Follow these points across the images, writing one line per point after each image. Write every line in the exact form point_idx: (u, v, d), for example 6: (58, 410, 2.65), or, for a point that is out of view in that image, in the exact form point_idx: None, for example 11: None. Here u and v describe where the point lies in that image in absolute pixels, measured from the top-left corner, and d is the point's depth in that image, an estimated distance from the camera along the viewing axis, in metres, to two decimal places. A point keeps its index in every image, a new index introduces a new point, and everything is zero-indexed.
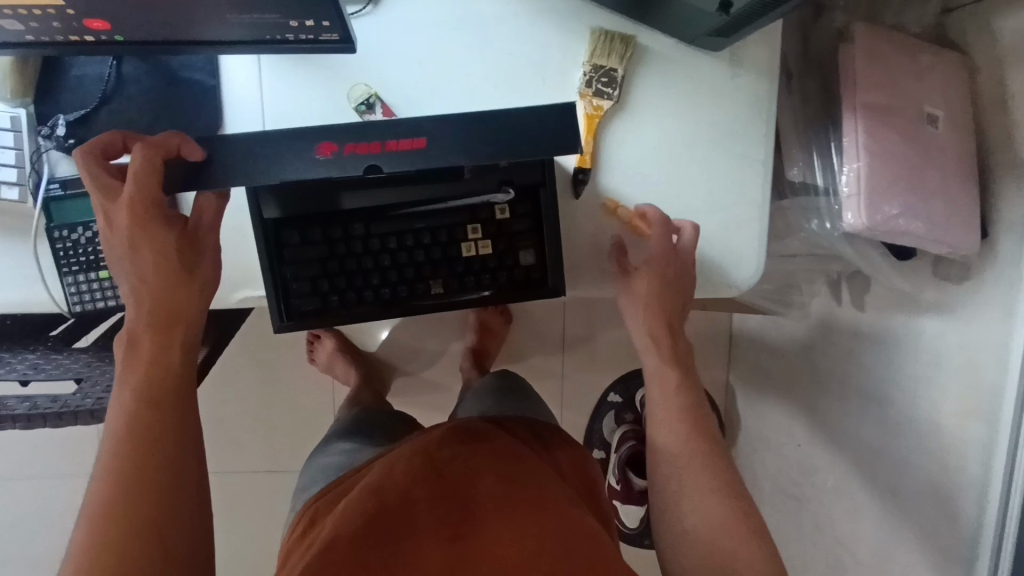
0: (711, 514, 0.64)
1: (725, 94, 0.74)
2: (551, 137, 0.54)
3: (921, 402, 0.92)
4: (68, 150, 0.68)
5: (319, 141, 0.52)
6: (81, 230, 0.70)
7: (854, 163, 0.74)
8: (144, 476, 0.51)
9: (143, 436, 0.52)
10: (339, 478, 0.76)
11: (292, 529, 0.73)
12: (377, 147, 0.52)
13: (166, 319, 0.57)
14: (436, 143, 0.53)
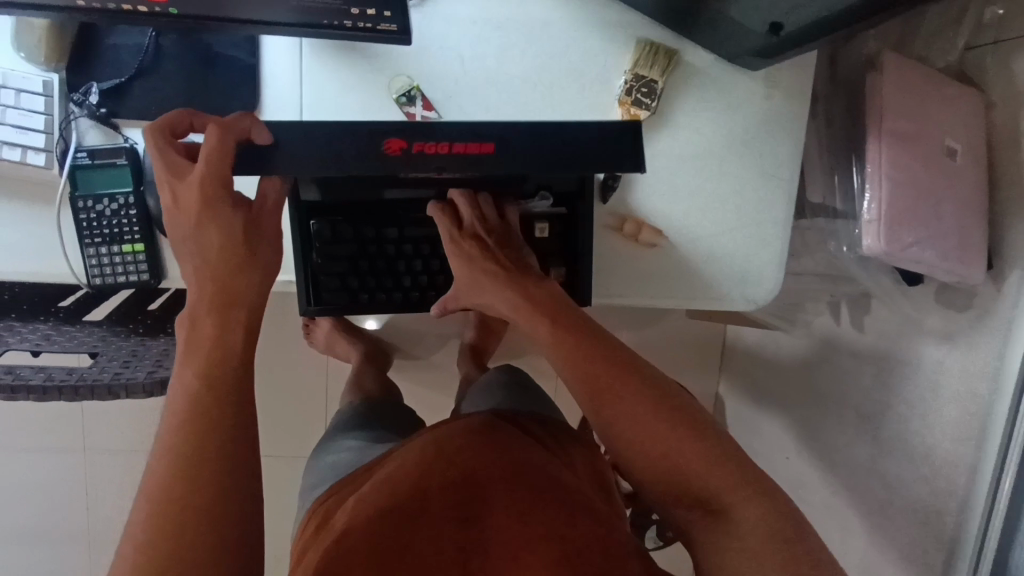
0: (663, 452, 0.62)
1: (760, 113, 0.75)
2: (609, 159, 0.56)
3: (916, 425, 0.95)
4: (99, 119, 0.67)
5: (389, 136, 0.54)
6: (106, 202, 0.68)
7: (876, 190, 0.76)
8: (202, 456, 0.52)
9: (201, 421, 0.53)
10: (350, 478, 0.75)
11: (307, 520, 0.73)
12: (446, 147, 0.54)
13: (224, 300, 0.57)
14: (504, 149, 0.55)
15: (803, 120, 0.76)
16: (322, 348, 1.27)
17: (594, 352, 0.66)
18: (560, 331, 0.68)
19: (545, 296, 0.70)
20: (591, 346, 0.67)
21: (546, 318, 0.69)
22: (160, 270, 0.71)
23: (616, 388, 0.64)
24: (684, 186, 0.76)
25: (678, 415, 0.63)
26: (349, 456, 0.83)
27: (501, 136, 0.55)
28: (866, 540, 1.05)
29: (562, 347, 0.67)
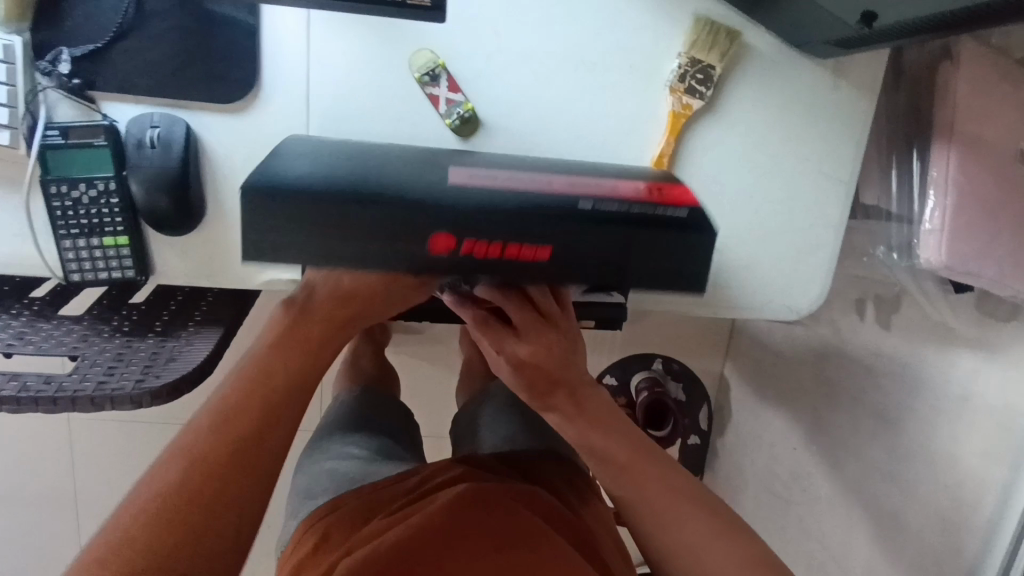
0: (695, 543, 0.57)
1: (823, 106, 0.67)
2: (682, 245, 0.50)
3: (940, 433, 0.89)
4: (72, 91, 0.57)
5: (439, 231, 0.47)
6: (83, 187, 0.59)
7: (943, 197, 0.70)
8: (244, 440, 0.58)
9: (256, 411, 0.59)
10: (356, 491, 0.65)
11: (293, 546, 0.61)
12: (498, 248, 0.47)
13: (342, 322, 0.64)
14: (567, 249, 0.49)
15: (870, 116, 0.68)
16: None
17: (652, 457, 0.62)
18: (612, 431, 0.63)
19: (599, 405, 0.64)
20: (651, 451, 0.62)
21: (603, 412, 0.64)
22: (147, 265, 0.63)
23: (672, 498, 0.59)
24: (734, 186, 0.68)
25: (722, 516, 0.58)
26: (353, 467, 0.71)
27: (562, 215, 0.47)
28: (870, 545, 1.01)
29: (619, 449, 0.62)
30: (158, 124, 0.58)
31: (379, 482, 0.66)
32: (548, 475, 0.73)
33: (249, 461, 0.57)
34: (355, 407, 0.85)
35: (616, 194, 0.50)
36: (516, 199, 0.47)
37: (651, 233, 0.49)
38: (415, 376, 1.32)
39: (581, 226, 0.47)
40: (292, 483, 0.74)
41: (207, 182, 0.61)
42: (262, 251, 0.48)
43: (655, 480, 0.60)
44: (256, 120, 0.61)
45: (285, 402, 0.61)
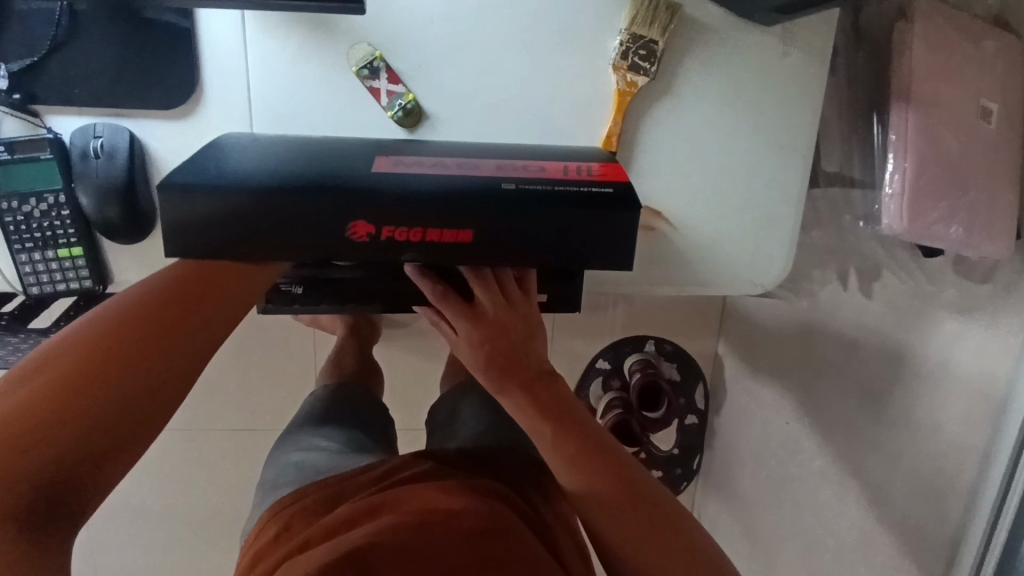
0: (637, 536, 0.57)
1: (772, 76, 0.66)
2: (604, 211, 0.51)
3: (923, 400, 0.87)
4: (14, 107, 0.58)
5: (358, 218, 0.49)
6: (34, 201, 0.60)
7: (902, 162, 0.69)
8: (49, 408, 0.48)
9: (70, 380, 0.49)
10: (318, 483, 0.70)
11: (258, 531, 0.67)
12: (418, 233, 0.50)
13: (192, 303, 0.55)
14: (486, 235, 0.51)
15: (822, 82, 0.67)
16: (303, 322, 1.20)
17: (602, 452, 0.61)
18: (564, 426, 0.62)
19: (546, 399, 0.64)
20: (602, 446, 0.62)
21: (555, 408, 0.64)
22: (104, 274, 0.64)
23: (618, 499, 0.58)
24: (687, 164, 0.68)
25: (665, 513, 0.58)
26: (320, 458, 0.76)
27: (477, 196, 0.50)
28: (862, 516, 1.00)
29: (567, 444, 0.61)
30: (101, 134, 0.59)
31: (341, 474, 0.71)
32: (513, 470, 0.74)
33: (95, 405, 0.49)
34: (329, 403, 0.89)
35: (535, 178, 0.52)
36: (435, 187, 0.50)
37: (570, 205, 0.50)
38: (403, 369, 1.33)
39: (496, 208, 0.49)
40: (262, 474, 0.79)
41: (155, 189, 0.62)
42: (197, 247, 0.50)
43: (602, 478, 0.59)
44: (200, 124, 0.61)
45: (155, 348, 0.53)
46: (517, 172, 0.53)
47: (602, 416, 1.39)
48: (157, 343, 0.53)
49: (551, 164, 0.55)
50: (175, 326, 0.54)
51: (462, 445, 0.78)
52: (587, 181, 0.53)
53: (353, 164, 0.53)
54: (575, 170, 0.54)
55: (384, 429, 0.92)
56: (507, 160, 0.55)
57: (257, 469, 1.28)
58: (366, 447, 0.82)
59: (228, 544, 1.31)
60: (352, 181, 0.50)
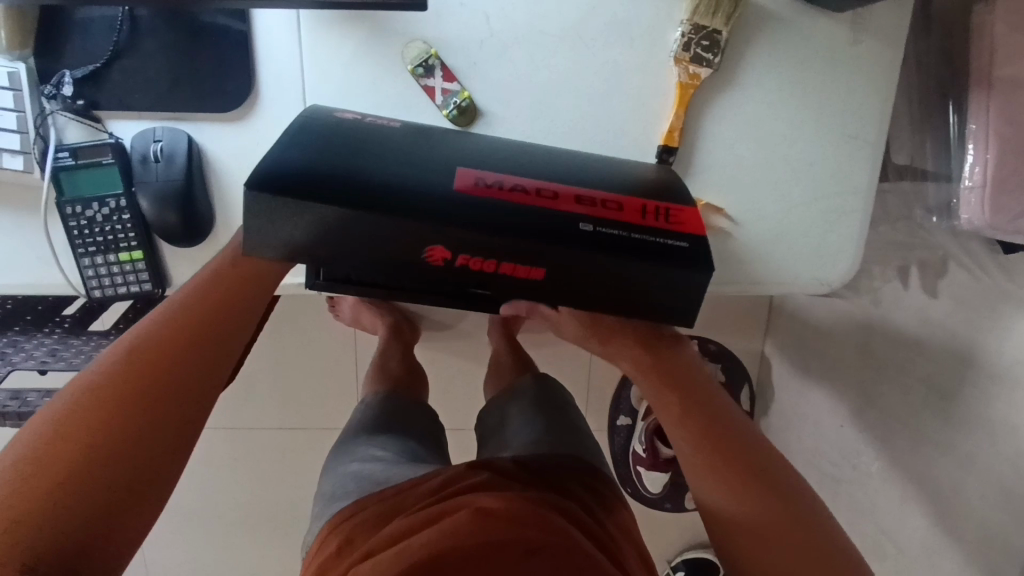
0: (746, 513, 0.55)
1: (844, 64, 0.63)
2: (679, 281, 0.49)
3: (997, 404, 0.81)
4: (78, 112, 0.59)
5: (432, 247, 0.48)
6: (96, 206, 0.61)
7: (984, 152, 0.65)
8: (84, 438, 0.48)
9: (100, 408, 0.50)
10: (378, 494, 0.70)
11: (318, 547, 0.68)
12: (493, 264, 0.49)
13: (207, 318, 0.57)
14: (560, 268, 0.49)
15: (895, 68, 0.63)
16: (345, 322, 1.21)
17: (736, 439, 0.58)
18: (694, 415, 0.60)
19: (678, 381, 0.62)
20: (736, 432, 0.59)
21: (689, 391, 0.62)
22: (163, 277, 0.64)
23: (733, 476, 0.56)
24: (752, 157, 0.65)
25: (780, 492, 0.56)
26: (375, 468, 0.76)
27: (557, 235, 0.48)
28: (927, 525, 0.94)
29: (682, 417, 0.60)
30: (160, 138, 0.59)
31: (399, 485, 0.71)
32: (570, 481, 0.72)
33: (138, 425, 0.50)
34: (378, 411, 0.89)
35: (613, 218, 0.50)
36: (508, 220, 0.48)
37: (650, 261, 0.48)
38: (446, 368, 1.33)
39: (574, 251, 0.48)
40: (319, 485, 0.79)
41: (213, 192, 0.62)
42: (269, 245, 0.49)
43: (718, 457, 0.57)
44: (254, 126, 0.61)
45: (180, 364, 0.54)
46: (595, 205, 0.51)
47: (644, 418, 1.36)
48: (186, 358, 0.55)
49: (629, 199, 0.52)
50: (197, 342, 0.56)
51: (519, 454, 0.77)
52: (664, 229, 0.50)
53: (428, 171, 0.51)
54: (654, 210, 0.51)
55: (435, 439, 0.92)
56: (583, 186, 0.52)
57: (302, 469, 1.29)
58: (420, 456, 0.82)
59: (275, 543, 1.32)
60: (425, 199, 0.48)
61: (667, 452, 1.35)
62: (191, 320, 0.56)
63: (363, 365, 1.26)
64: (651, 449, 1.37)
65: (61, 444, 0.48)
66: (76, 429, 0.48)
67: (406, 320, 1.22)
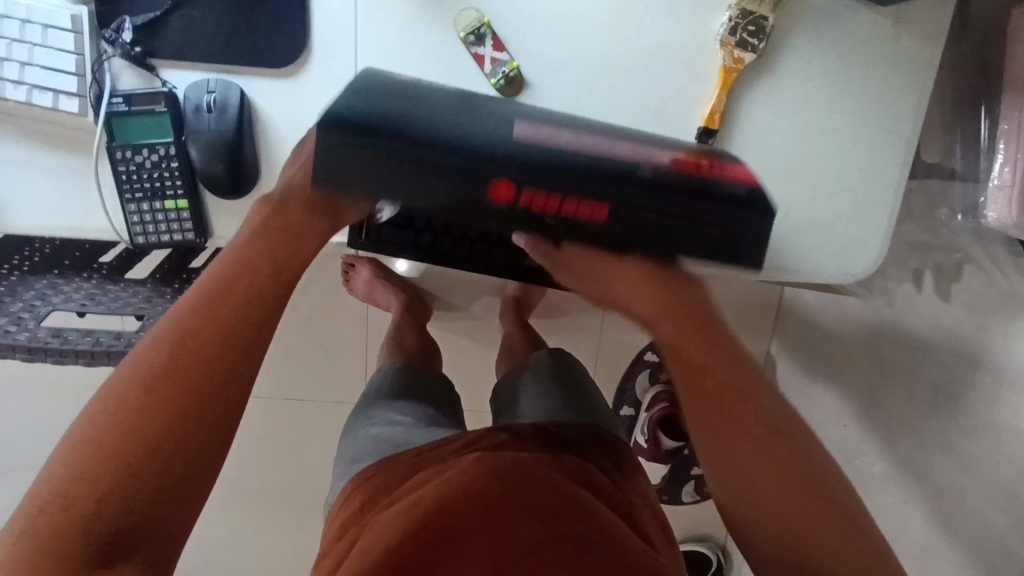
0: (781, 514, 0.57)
1: (884, 58, 0.64)
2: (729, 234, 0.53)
3: (1004, 407, 0.83)
4: (134, 59, 0.60)
5: (499, 181, 0.49)
6: (146, 153, 0.62)
7: (1014, 152, 0.66)
8: (138, 424, 0.48)
9: (150, 394, 0.49)
10: (401, 456, 0.72)
11: (342, 502, 0.71)
12: (556, 203, 0.50)
13: (245, 295, 0.53)
14: (620, 213, 0.51)
15: (934, 65, 0.65)
16: (359, 296, 1.22)
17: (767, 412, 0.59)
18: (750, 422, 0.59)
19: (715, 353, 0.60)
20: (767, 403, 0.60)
21: (726, 358, 0.61)
22: (206, 228, 0.66)
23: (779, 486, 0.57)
24: (788, 145, 0.66)
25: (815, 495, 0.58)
26: (397, 431, 0.78)
27: (620, 173, 0.50)
28: (927, 524, 0.96)
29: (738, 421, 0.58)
30: (213, 90, 0.61)
31: (422, 447, 0.73)
32: (588, 449, 0.74)
33: (186, 412, 0.50)
34: (398, 379, 0.91)
35: (671, 166, 0.52)
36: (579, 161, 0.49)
37: (706, 202, 0.51)
38: (456, 347, 1.34)
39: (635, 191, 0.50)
40: (340, 447, 0.81)
41: (261, 146, 0.63)
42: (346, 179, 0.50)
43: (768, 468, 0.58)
44: (304, 85, 0.62)
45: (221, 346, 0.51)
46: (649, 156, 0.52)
47: (648, 409, 1.39)
48: (228, 336, 0.52)
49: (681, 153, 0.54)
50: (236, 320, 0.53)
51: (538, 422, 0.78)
52: (720, 177, 0.53)
53: (496, 121, 0.52)
54: (707, 164, 0.54)
55: (453, 410, 0.93)
56: (640, 144, 0.54)
57: (310, 438, 1.31)
58: (439, 423, 0.84)
59: (279, 510, 1.34)
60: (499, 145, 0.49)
61: (668, 443, 1.37)
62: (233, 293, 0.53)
63: (375, 340, 1.28)
64: (654, 440, 1.39)
65: (116, 428, 0.48)
66: (129, 415, 0.48)
67: (420, 297, 1.23)
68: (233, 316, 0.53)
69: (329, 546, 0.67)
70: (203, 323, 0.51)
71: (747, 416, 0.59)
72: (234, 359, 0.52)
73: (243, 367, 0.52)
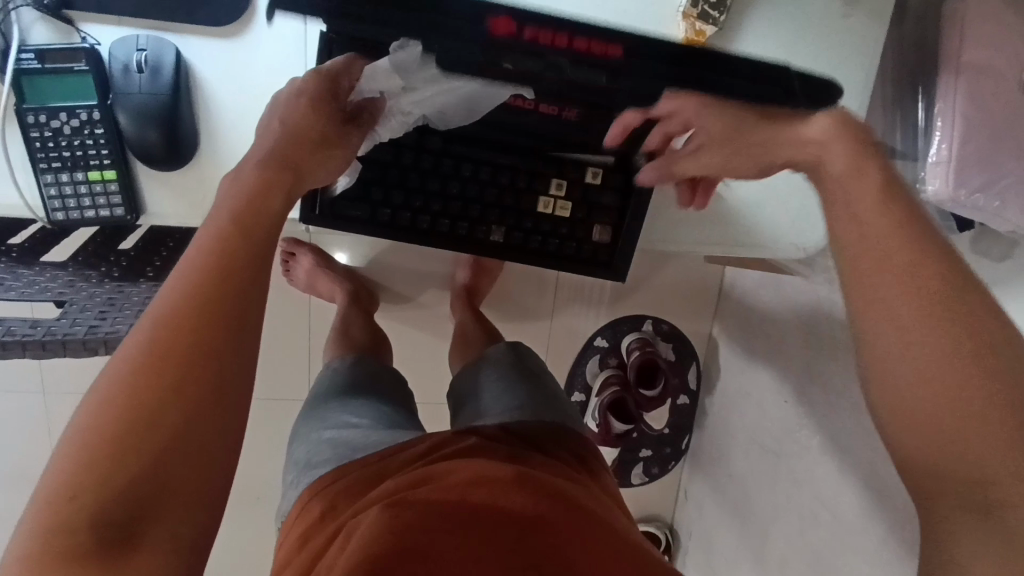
0: (945, 414, 0.42)
1: (836, 35, 0.66)
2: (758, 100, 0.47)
3: None
4: (47, 10, 0.53)
5: (497, 14, 0.41)
6: (63, 117, 0.55)
7: (949, 131, 0.70)
8: (120, 440, 0.40)
9: (130, 405, 0.40)
10: (362, 459, 0.68)
11: (298, 511, 0.67)
12: (566, 40, 0.42)
13: (224, 272, 0.45)
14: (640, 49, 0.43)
15: (879, 46, 0.68)
16: (302, 286, 1.16)
17: (1004, 390, 0.42)
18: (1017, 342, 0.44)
19: (909, 311, 0.44)
20: (996, 376, 0.42)
21: (915, 309, 0.44)
22: (137, 204, 0.59)
23: (962, 377, 0.42)
24: None
25: (1008, 418, 0.41)
26: (354, 434, 0.73)
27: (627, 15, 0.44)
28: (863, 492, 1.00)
29: (931, 306, 0.44)
30: (145, 47, 0.55)
31: (382, 450, 0.69)
32: (554, 446, 0.73)
33: (172, 424, 0.41)
34: (349, 375, 0.87)
35: None
36: None
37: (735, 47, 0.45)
38: (404, 338, 1.29)
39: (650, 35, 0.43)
40: (290, 452, 0.77)
41: (199, 112, 0.57)
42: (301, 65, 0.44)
43: (964, 361, 0.42)
44: (247, 45, 0.56)
45: (212, 342, 0.43)
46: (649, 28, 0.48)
47: (599, 394, 1.40)
48: (215, 325, 0.43)
49: None
50: (224, 308, 0.44)
51: (504, 420, 0.76)
52: None
53: None
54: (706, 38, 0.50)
55: (406, 403, 0.90)
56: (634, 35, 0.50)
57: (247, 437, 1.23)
58: (398, 423, 0.80)
59: None
60: None
61: (619, 427, 1.38)
62: (230, 253, 0.46)
63: (319, 333, 1.22)
64: (604, 424, 1.39)
65: (97, 451, 0.39)
66: (113, 436, 0.40)
67: (368, 288, 1.19)
68: (230, 280, 0.45)
69: (287, 556, 0.62)
70: (186, 312, 0.43)
71: (941, 385, 0.42)
72: (224, 354, 0.44)
73: (240, 359, 0.44)
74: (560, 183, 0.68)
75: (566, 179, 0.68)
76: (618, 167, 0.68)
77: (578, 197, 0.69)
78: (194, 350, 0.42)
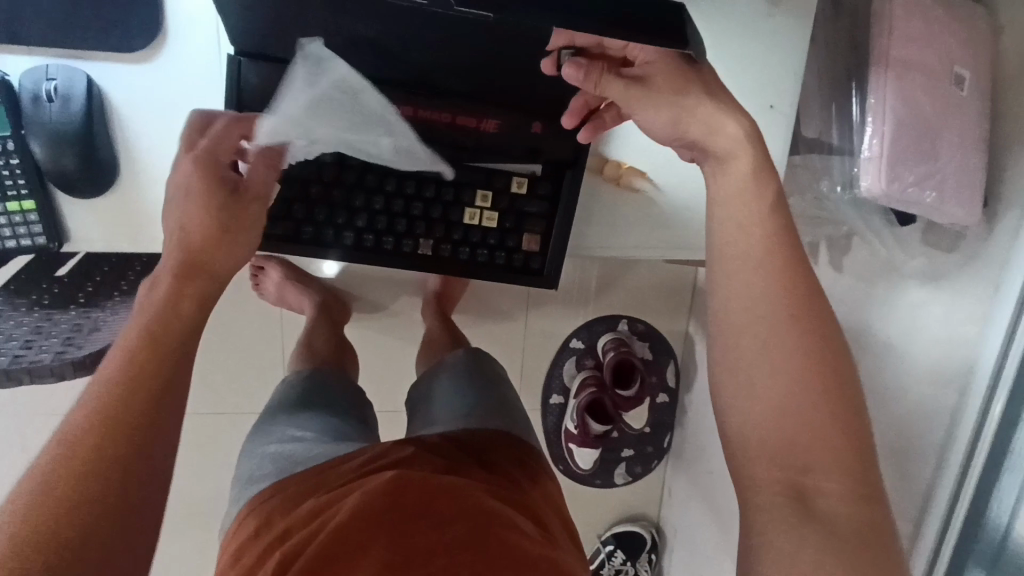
0: (781, 428, 0.46)
1: (761, 34, 0.66)
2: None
3: (894, 367, 0.86)
4: None
5: None
6: None
7: (881, 125, 0.70)
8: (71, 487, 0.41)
9: (81, 454, 0.43)
10: (301, 473, 0.69)
11: (236, 528, 0.66)
12: None
13: (161, 326, 0.49)
14: None
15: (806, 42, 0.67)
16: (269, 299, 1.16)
17: (837, 408, 0.46)
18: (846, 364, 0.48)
19: (773, 334, 0.48)
20: (830, 395, 0.46)
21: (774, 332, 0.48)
22: (60, 232, 0.60)
23: (805, 394, 0.46)
24: None
25: (830, 431, 0.45)
26: (298, 448, 0.74)
27: None
28: None
29: (796, 331, 0.48)
30: (54, 76, 0.55)
31: (323, 463, 0.69)
32: (498, 458, 0.73)
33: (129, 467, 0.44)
34: (305, 389, 0.87)
35: None
36: None
37: None
38: (375, 348, 1.29)
39: None
40: (236, 468, 0.77)
41: (116, 139, 0.58)
42: None
43: (808, 377, 0.46)
44: (162, 69, 0.57)
45: (154, 388, 0.46)
46: None
47: (575, 395, 1.40)
48: (161, 374, 0.47)
49: None
50: (166, 359, 0.48)
51: (446, 429, 0.76)
52: None
53: None
54: None
55: (364, 415, 0.90)
56: None
57: (223, 453, 1.23)
58: (347, 436, 0.80)
59: (190, 534, 1.25)
60: None
61: (596, 429, 1.38)
62: (169, 308, 0.50)
63: (288, 346, 1.22)
64: (581, 425, 1.39)
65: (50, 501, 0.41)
66: (66, 481, 0.42)
67: (337, 298, 1.19)
68: (172, 336, 0.49)
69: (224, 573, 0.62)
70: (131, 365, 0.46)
71: (788, 398, 0.46)
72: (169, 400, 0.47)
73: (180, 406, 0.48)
74: (486, 193, 0.68)
75: (493, 189, 0.68)
76: (547, 176, 0.68)
77: (505, 207, 0.69)
78: (145, 395, 0.46)
